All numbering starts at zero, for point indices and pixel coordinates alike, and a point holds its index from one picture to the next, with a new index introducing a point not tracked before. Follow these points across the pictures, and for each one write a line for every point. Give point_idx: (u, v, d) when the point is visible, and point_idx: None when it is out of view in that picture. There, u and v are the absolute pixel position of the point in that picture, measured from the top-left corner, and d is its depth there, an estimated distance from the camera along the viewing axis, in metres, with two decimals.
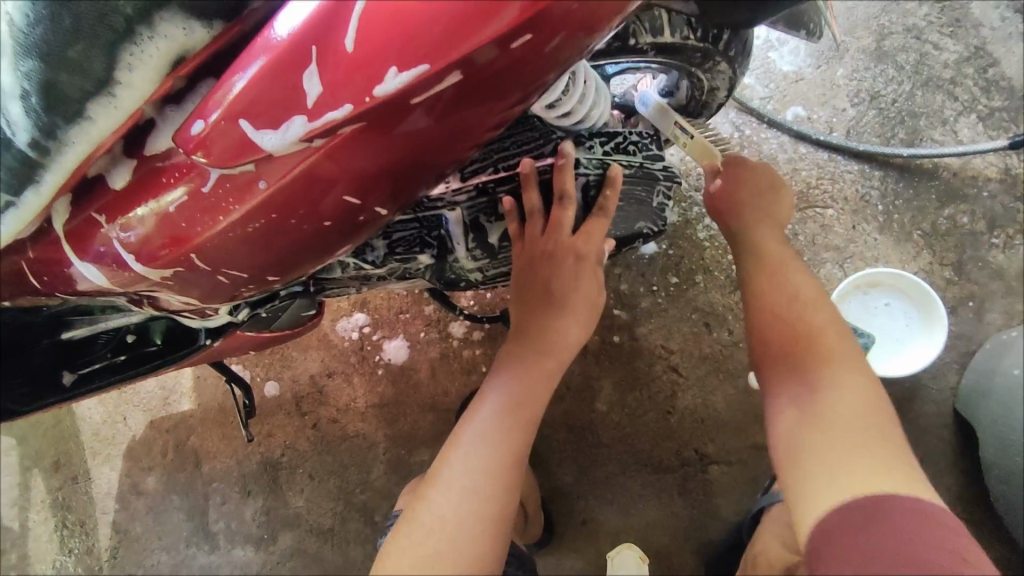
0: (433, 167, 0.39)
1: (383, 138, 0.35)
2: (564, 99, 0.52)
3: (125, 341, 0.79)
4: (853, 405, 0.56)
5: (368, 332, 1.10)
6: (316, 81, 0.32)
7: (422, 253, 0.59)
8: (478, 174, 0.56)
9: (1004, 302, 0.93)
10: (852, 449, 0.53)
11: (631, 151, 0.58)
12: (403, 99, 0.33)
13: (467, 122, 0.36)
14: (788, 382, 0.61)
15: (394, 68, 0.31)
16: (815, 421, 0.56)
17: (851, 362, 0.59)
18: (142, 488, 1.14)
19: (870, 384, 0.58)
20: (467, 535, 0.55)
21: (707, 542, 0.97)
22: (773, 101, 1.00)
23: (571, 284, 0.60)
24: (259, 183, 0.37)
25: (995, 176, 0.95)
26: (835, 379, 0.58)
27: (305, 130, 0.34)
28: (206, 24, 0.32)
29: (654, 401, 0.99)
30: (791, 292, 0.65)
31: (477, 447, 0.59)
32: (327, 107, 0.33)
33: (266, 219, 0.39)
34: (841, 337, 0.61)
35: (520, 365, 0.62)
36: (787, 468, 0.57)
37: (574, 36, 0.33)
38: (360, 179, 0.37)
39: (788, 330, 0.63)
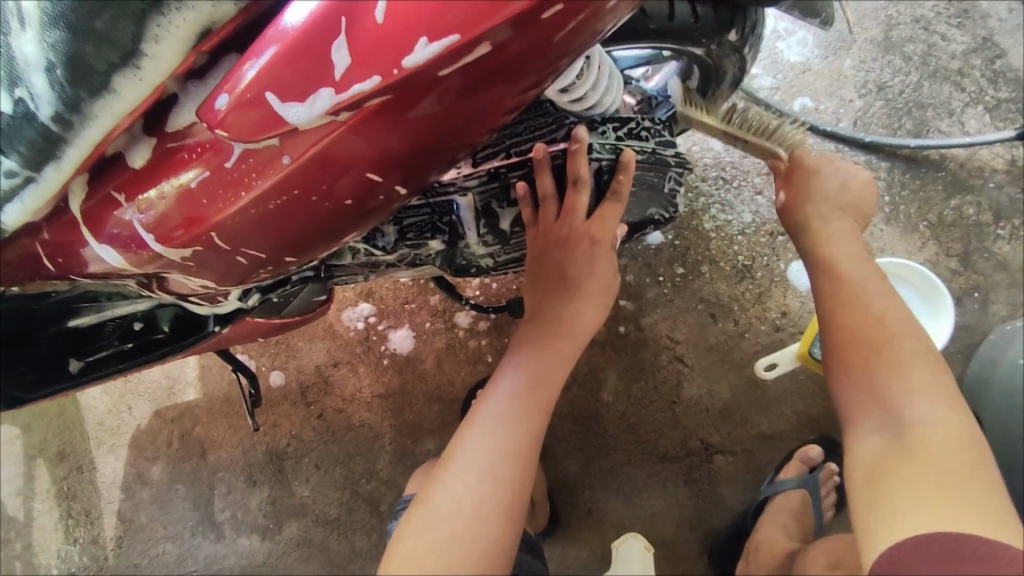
0: (454, 146, 0.39)
1: (408, 114, 0.35)
2: (577, 84, 0.51)
3: (133, 329, 0.79)
4: (954, 445, 0.57)
5: (373, 322, 1.11)
6: (344, 53, 0.32)
7: (433, 238, 0.59)
8: (490, 159, 0.55)
9: (1009, 294, 0.93)
10: (946, 492, 0.55)
11: (644, 137, 0.58)
12: (429, 74, 0.33)
13: (492, 101, 0.36)
14: (870, 409, 0.62)
15: (423, 39, 0.31)
16: (913, 453, 0.57)
17: (939, 394, 0.60)
18: (147, 478, 1.14)
19: (956, 420, 0.59)
20: (484, 517, 0.55)
21: (712, 532, 0.97)
22: (780, 92, 1.00)
23: (586, 268, 0.61)
24: (282, 158, 0.36)
25: (1002, 168, 0.95)
26: (916, 410, 0.60)
27: (331, 104, 0.34)
28: None
29: (659, 392, 0.99)
30: (874, 316, 0.65)
31: (492, 430, 0.59)
32: (354, 79, 0.33)
33: (287, 196, 0.39)
34: (924, 365, 0.62)
35: (534, 349, 0.62)
36: (863, 492, 0.60)
37: (604, 10, 0.32)
38: (383, 155, 0.37)
39: (864, 351, 0.64)
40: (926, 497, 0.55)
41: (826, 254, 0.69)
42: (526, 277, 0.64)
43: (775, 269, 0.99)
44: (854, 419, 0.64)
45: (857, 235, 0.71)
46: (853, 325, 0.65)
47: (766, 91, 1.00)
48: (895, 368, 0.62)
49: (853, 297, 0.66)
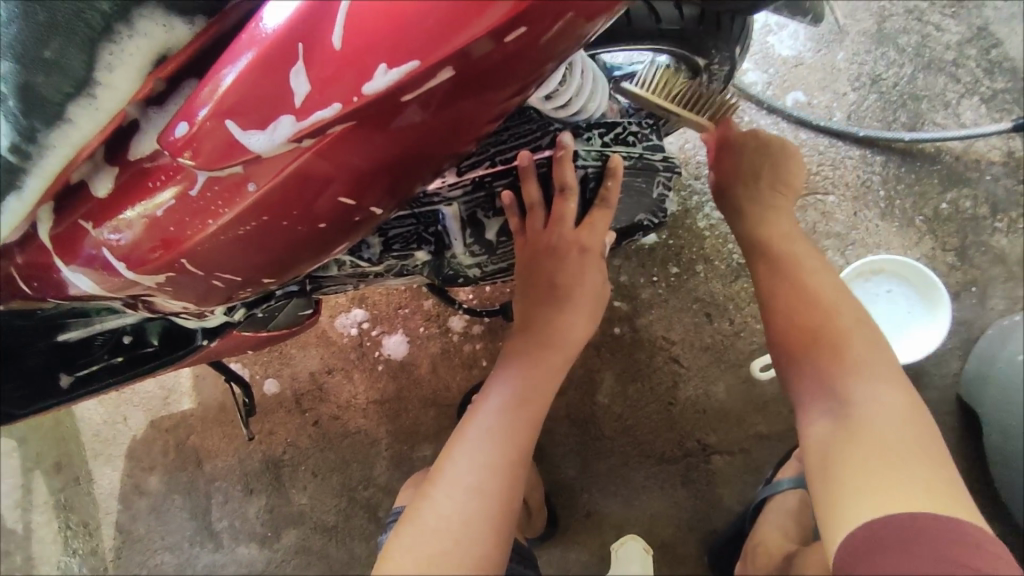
0: (427, 165, 0.38)
1: (374, 136, 0.34)
2: (561, 89, 0.50)
3: (123, 343, 0.78)
4: (897, 418, 0.56)
5: (367, 328, 1.10)
6: (304, 79, 0.31)
7: (420, 249, 0.58)
8: (475, 168, 0.55)
9: (1007, 287, 0.92)
10: (896, 468, 0.52)
11: (631, 142, 0.57)
12: (392, 98, 0.32)
13: (462, 120, 0.36)
14: (815, 392, 0.61)
15: (383, 65, 0.30)
16: (860, 431, 0.56)
17: (883, 370, 0.60)
18: (144, 488, 1.14)
19: (901, 392, 0.58)
20: (473, 535, 0.54)
21: (710, 532, 0.97)
22: (772, 88, 0.99)
23: (575, 277, 0.60)
24: (248, 185, 0.35)
25: (999, 160, 0.94)
26: (860, 387, 0.58)
27: (294, 130, 0.33)
28: (188, 21, 0.32)
29: (655, 393, 0.98)
30: (813, 295, 0.65)
31: (481, 445, 0.58)
32: (316, 106, 0.32)
33: (258, 221, 0.38)
34: (867, 343, 0.61)
35: (524, 361, 0.62)
36: (818, 473, 0.58)
37: (570, 26, 0.32)
38: (353, 177, 0.36)
39: (806, 330, 0.64)
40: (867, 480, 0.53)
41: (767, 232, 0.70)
42: (515, 287, 0.63)
43: None
44: (805, 404, 0.62)
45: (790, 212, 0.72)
46: (793, 306, 0.65)
47: (759, 86, 0.99)
48: (839, 353, 0.61)
49: (792, 281, 0.67)
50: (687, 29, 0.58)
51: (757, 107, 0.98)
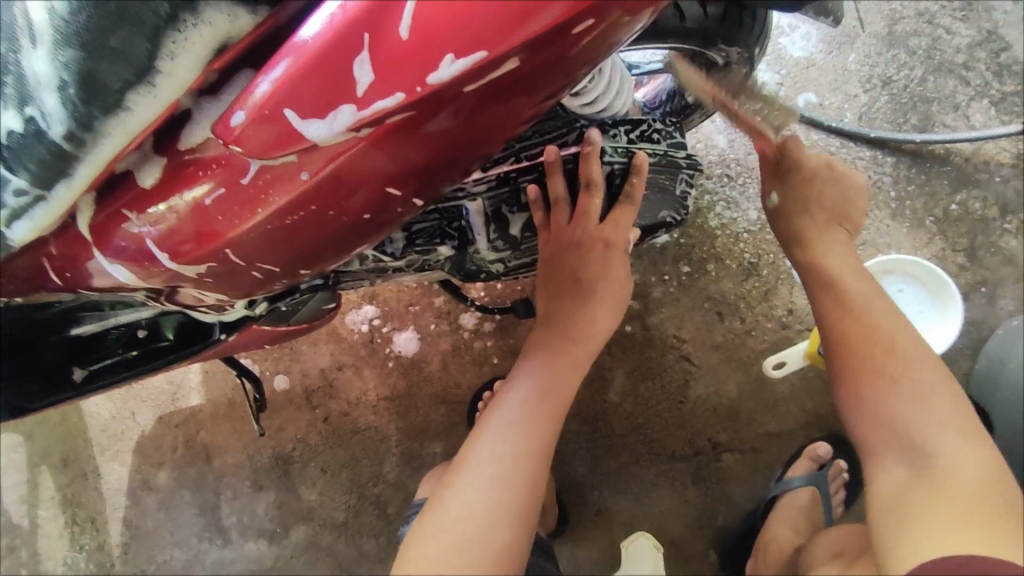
0: (473, 156, 0.39)
1: (432, 127, 0.34)
2: (590, 86, 0.52)
3: (137, 336, 0.78)
4: (980, 475, 0.58)
5: (377, 325, 1.10)
6: (367, 69, 0.31)
7: (442, 245, 0.59)
8: (500, 164, 0.54)
9: (1015, 288, 0.93)
10: (959, 511, 0.56)
11: (655, 139, 0.57)
12: (454, 89, 0.32)
13: (513, 114, 0.36)
14: (888, 437, 0.63)
15: (450, 56, 0.30)
16: (934, 480, 0.58)
17: (958, 419, 0.61)
18: (152, 484, 1.14)
19: (977, 443, 0.60)
20: (495, 524, 0.54)
21: (721, 530, 0.97)
22: (784, 88, 0.99)
23: (598, 271, 0.60)
24: (301, 174, 0.36)
25: (1008, 162, 0.95)
26: (937, 436, 0.60)
27: (353, 119, 0.33)
28: (251, 11, 0.31)
29: (666, 391, 0.99)
30: (883, 338, 0.65)
31: (505, 435, 0.58)
32: (378, 95, 0.32)
33: (305, 211, 0.38)
34: (944, 393, 0.62)
35: (548, 353, 0.62)
36: (887, 515, 0.61)
37: (633, 19, 0.31)
38: (404, 167, 0.37)
39: (882, 372, 0.64)
40: (947, 521, 0.56)
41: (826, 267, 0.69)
42: (539, 278, 0.63)
43: (781, 266, 0.99)
44: (876, 448, 0.64)
45: (852, 249, 0.71)
46: (866, 350, 0.65)
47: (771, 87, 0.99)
48: (914, 396, 0.62)
49: (861, 320, 0.66)
50: (710, 27, 0.58)
51: None
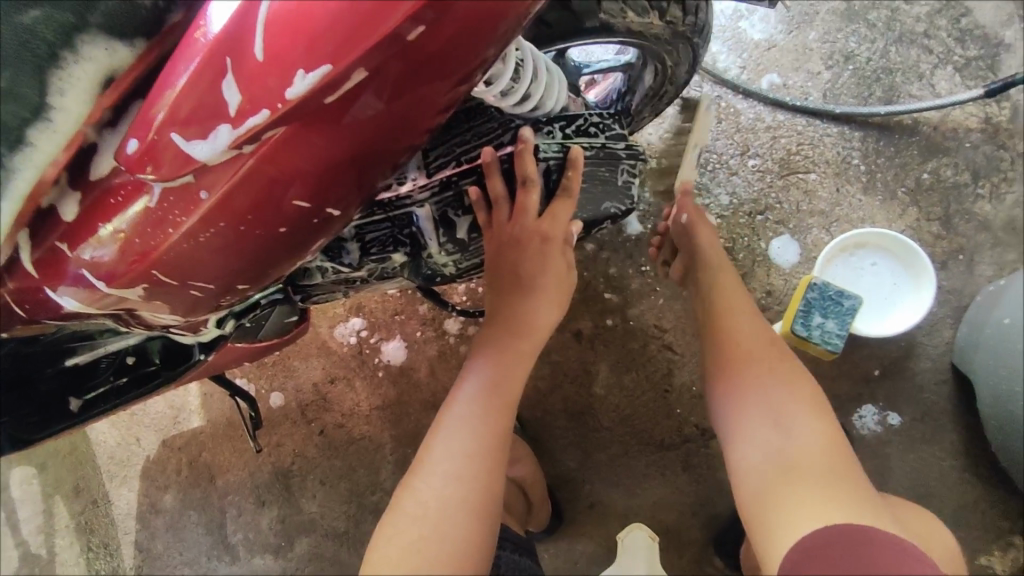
0: (374, 166, 0.41)
1: (314, 139, 0.37)
2: (515, 86, 0.51)
3: (126, 363, 0.80)
4: (827, 451, 0.63)
5: (365, 336, 1.12)
6: (234, 90, 0.34)
7: (396, 251, 0.60)
8: (442, 169, 0.56)
9: (994, 253, 0.92)
10: (819, 490, 0.59)
11: (594, 132, 0.58)
12: (318, 101, 0.34)
13: (395, 123, 0.38)
14: (754, 420, 0.67)
15: (302, 70, 0.32)
16: (795, 460, 0.62)
17: (810, 406, 0.66)
18: (159, 506, 1.17)
19: (828, 428, 0.65)
20: (454, 516, 0.56)
21: (715, 516, 0.97)
22: (747, 72, 1.00)
23: (539, 265, 0.63)
24: (202, 193, 0.38)
25: (976, 127, 0.94)
26: (795, 418, 0.65)
27: (232, 137, 0.35)
28: (129, 44, 0.36)
29: (651, 380, 0.99)
30: (741, 339, 0.73)
31: (457, 433, 0.61)
32: (248, 113, 0.34)
33: (217, 228, 0.40)
34: (796, 381, 0.69)
35: (496, 350, 0.65)
36: (761, 506, 0.62)
37: (478, 19, 0.34)
38: (301, 180, 0.39)
39: (739, 355, 0.72)
40: (811, 500, 0.58)
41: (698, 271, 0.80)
42: (486, 277, 0.66)
43: (757, 248, 0.96)
44: (743, 433, 0.67)
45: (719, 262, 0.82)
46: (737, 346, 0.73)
47: (733, 72, 1.00)
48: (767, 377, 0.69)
49: (722, 320, 0.75)
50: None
51: (731, 92, 0.99)
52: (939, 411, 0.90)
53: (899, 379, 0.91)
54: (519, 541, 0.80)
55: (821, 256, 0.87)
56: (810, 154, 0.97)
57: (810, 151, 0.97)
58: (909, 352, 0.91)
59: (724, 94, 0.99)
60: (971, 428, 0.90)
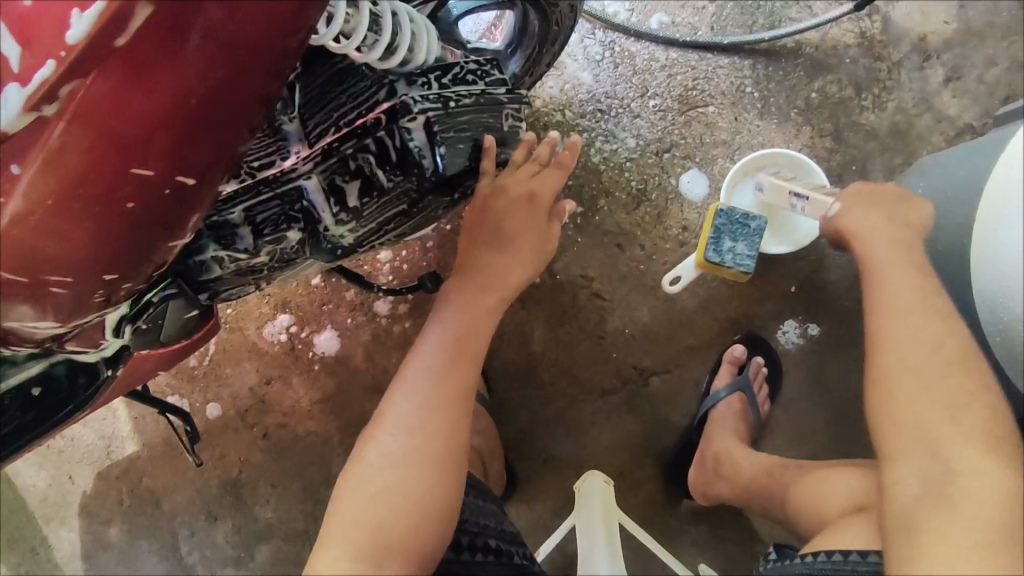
0: (213, 124, 0.39)
1: (123, 94, 0.36)
2: (376, 37, 0.50)
3: (31, 395, 0.72)
4: (1005, 492, 0.52)
5: (295, 331, 1.09)
6: (17, 46, 0.34)
7: (290, 229, 0.59)
8: (323, 136, 0.56)
9: (884, 160, 0.96)
10: (971, 526, 0.50)
11: (472, 80, 0.58)
12: (104, 45, 0.33)
13: (215, 68, 0.37)
14: (911, 445, 0.58)
15: (74, 10, 0.32)
16: (953, 495, 0.53)
17: (986, 440, 0.55)
18: (105, 541, 1.11)
19: (1008, 468, 0.53)
20: (417, 461, 0.61)
21: (663, 449, 1.00)
22: (636, 14, 1.01)
23: (517, 223, 0.71)
24: (15, 168, 0.38)
25: (853, 42, 0.98)
26: (967, 453, 0.55)
27: (25, 99, 0.34)
28: None
29: (585, 331, 1.00)
30: (907, 353, 0.63)
31: (421, 386, 0.66)
32: (34, 69, 0.33)
33: (49, 208, 0.39)
34: (990, 412, 0.57)
35: (459, 304, 0.71)
36: (899, 531, 0.54)
37: None
38: (128, 144, 0.38)
39: (909, 358, 0.62)
40: (965, 537, 0.50)
41: (870, 251, 0.72)
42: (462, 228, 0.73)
43: (667, 186, 0.99)
44: (894, 454, 0.58)
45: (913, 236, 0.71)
46: (908, 365, 0.62)
47: (622, 15, 1.01)
48: (949, 396, 0.58)
49: (893, 319, 0.65)
50: None
51: (624, 36, 1.01)
52: (851, 316, 0.97)
53: None
54: (482, 487, 0.80)
55: (726, 181, 0.91)
56: (706, 87, 0.99)
57: (705, 84, 0.99)
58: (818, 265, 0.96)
59: (618, 39, 1.01)
60: None
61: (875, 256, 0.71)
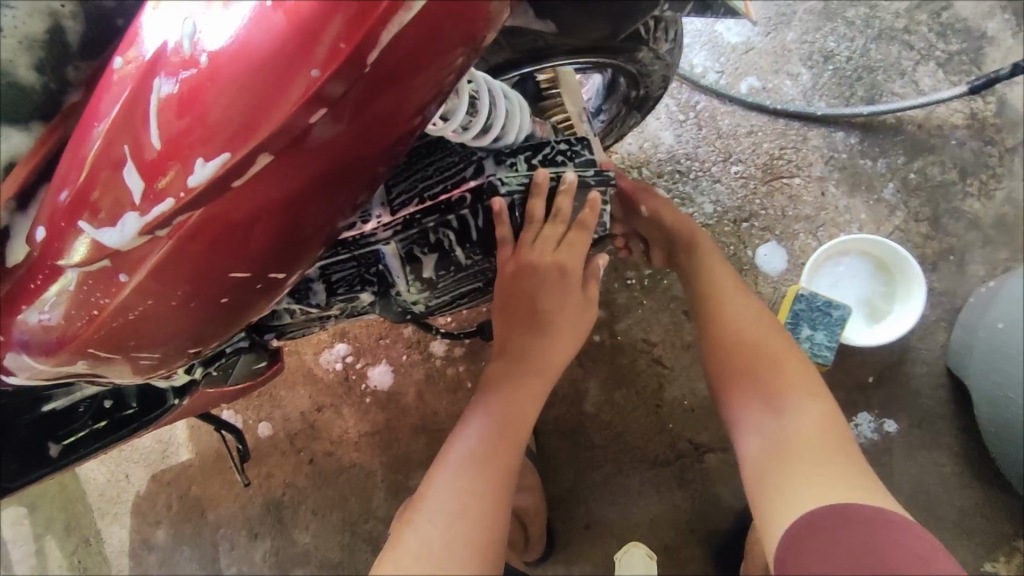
0: (306, 231, 0.42)
1: (230, 217, 0.38)
2: (473, 120, 0.50)
3: (103, 406, 0.71)
4: (822, 426, 0.62)
5: (350, 362, 1.10)
6: (136, 178, 0.36)
7: (363, 291, 0.59)
8: (407, 205, 0.56)
9: (984, 252, 0.90)
10: (816, 471, 0.58)
11: (561, 160, 0.59)
12: (222, 185, 0.36)
13: (316, 195, 0.40)
14: (747, 396, 0.66)
15: (202, 158, 0.35)
16: (787, 446, 0.61)
17: (804, 381, 0.66)
18: (152, 542, 1.15)
19: (820, 402, 0.64)
20: (458, 555, 0.54)
21: (713, 532, 0.95)
22: (725, 76, 0.98)
23: (557, 302, 0.63)
24: (121, 275, 0.40)
25: (962, 123, 0.92)
26: (795, 400, 0.64)
27: (142, 224, 0.37)
28: (26, 128, 0.39)
29: (642, 397, 0.97)
30: (738, 329, 0.71)
31: (463, 472, 0.59)
32: (152, 201, 0.36)
33: (145, 305, 0.41)
34: (795, 363, 0.67)
35: (506, 388, 0.63)
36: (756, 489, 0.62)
37: (373, 95, 0.36)
38: (233, 255, 0.41)
39: (733, 341, 0.70)
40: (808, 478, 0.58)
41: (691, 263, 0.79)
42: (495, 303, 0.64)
43: (743, 258, 0.93)
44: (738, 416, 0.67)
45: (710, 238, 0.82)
46: (731, 347, 0.70)
47: (710, 76, 0.98)
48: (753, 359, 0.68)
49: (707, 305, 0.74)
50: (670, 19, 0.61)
51: (712, 97, 0.97)
52: (936, 415, 0.89)
53: (895, 385, 0.89)
54: None
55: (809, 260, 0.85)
56: (794, 158, 0.95)
57: (793, 155, 0.94)
58: (902, 358, 0.90)
59: (704, 100, 0.97)
60: (968, 433, 0.88)
61: (707, 267, 0.77)
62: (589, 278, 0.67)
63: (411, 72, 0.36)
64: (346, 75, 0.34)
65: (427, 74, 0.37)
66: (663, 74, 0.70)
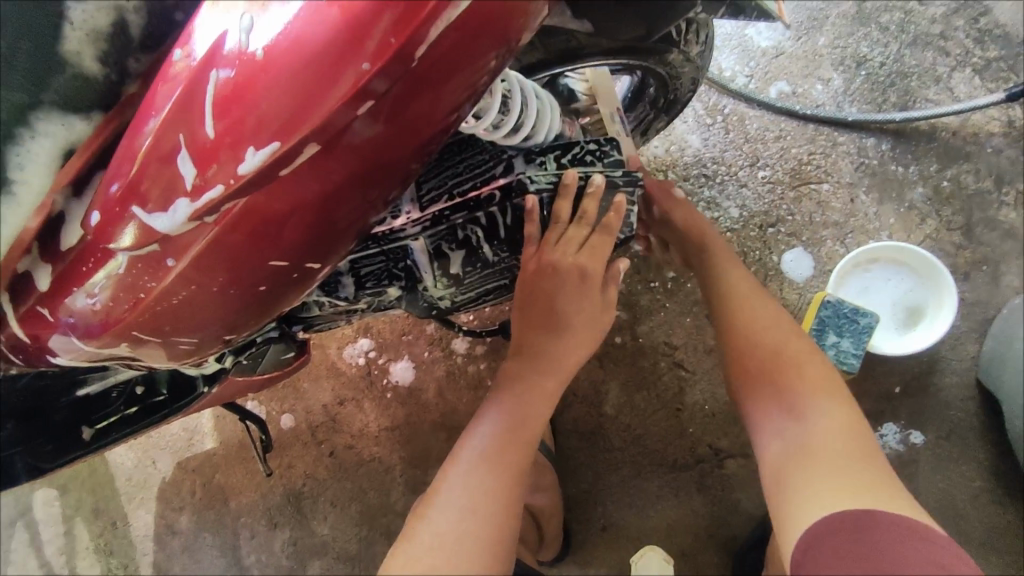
0: (343, 223, 0.44)
1: (273, 206, 0.40)
2: (504, 118, 0.52)
3: (135, 393, 0.73)
4: (843, 429, 0.61)
5: (373, 357, 1.12)
6: (188, 165, 0.37)
7: (391, 285, 0.60)
8: (436, 202, 0.57)
9: (1019, 262, 0.88)
10: (834, 477, 0.57)
11: (589, 161, 0.60)
12: (268, 174, 0.37)
13: (355, 189, 0.41)
14: (767, 400, 0.66)
15: (251, 148, 0.36)
16: (809, 450, 0.60)
17: (827, 386, 0.65)
18: (176, 528, 1.18)
19: (843, 405, 0.63)
20: (469, 550, 0.55)
21: (732, 538, 0.94)
22: (755, 81, 0.97)
23: (575, 305, 0.63)
24: (167, 260, 0.41)
25: (999, 130, 0.91)
26: (816, 403, 0.63)
27: (190, 210, 0.39)
28: (85, 118, 0.40)
29: (662, 400, 0.97)
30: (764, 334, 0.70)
31: (476, 468, 0.60)
32: (202, 189, 0.38)
33: (188, 290, 0.43)
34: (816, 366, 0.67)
35: (520, 388, 0.64)
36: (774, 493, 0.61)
37: (414, 89, 0.36)
38: (273, 244, 0.42)
39: (761, 347, 0.69)
40: (826, 482, 0.57)
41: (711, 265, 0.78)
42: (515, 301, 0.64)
43: (769, 263, 0.92)
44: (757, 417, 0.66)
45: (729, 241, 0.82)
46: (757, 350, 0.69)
47: (739, 80, 0.97)
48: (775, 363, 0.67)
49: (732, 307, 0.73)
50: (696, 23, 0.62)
51: (741, 101, 0.96)
52: (965, 428, 0.87)
53: (923, 396, 0.87)
54: None
55: (837, 267, 0.83)
56: (823, 164, 0.94)
57: (823, 160, 0.93)
58: (932, 369, 0.88)
59: (733, 103, 0.97)
60: (998, 447, 0.86)
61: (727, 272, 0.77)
62: (609, 282, 0.67)
63: (450, 69, 0.37)
64: (390, 70, 0.34)
65: (464, 70, 0.37)
66: (692, 78, 0.70)
